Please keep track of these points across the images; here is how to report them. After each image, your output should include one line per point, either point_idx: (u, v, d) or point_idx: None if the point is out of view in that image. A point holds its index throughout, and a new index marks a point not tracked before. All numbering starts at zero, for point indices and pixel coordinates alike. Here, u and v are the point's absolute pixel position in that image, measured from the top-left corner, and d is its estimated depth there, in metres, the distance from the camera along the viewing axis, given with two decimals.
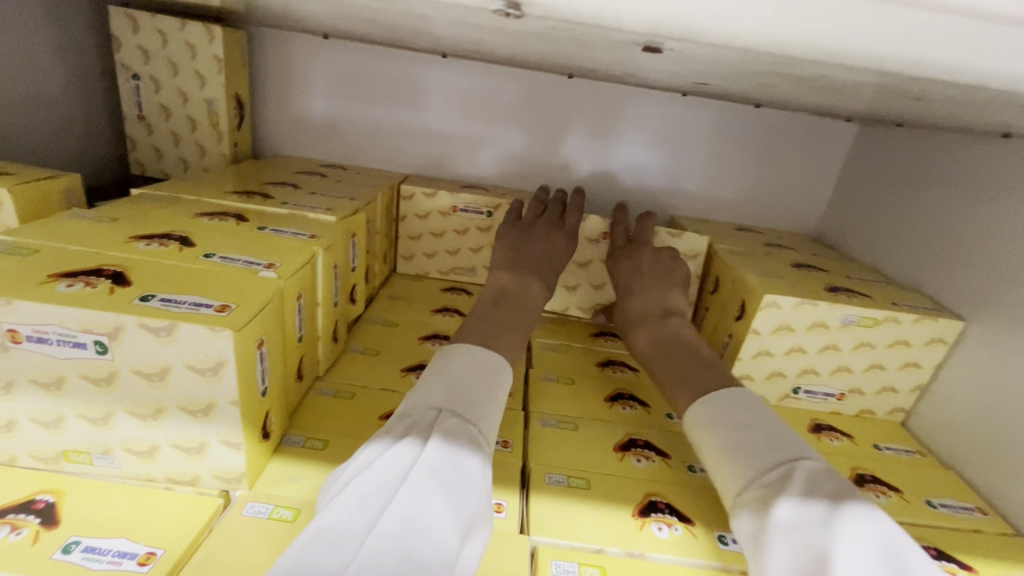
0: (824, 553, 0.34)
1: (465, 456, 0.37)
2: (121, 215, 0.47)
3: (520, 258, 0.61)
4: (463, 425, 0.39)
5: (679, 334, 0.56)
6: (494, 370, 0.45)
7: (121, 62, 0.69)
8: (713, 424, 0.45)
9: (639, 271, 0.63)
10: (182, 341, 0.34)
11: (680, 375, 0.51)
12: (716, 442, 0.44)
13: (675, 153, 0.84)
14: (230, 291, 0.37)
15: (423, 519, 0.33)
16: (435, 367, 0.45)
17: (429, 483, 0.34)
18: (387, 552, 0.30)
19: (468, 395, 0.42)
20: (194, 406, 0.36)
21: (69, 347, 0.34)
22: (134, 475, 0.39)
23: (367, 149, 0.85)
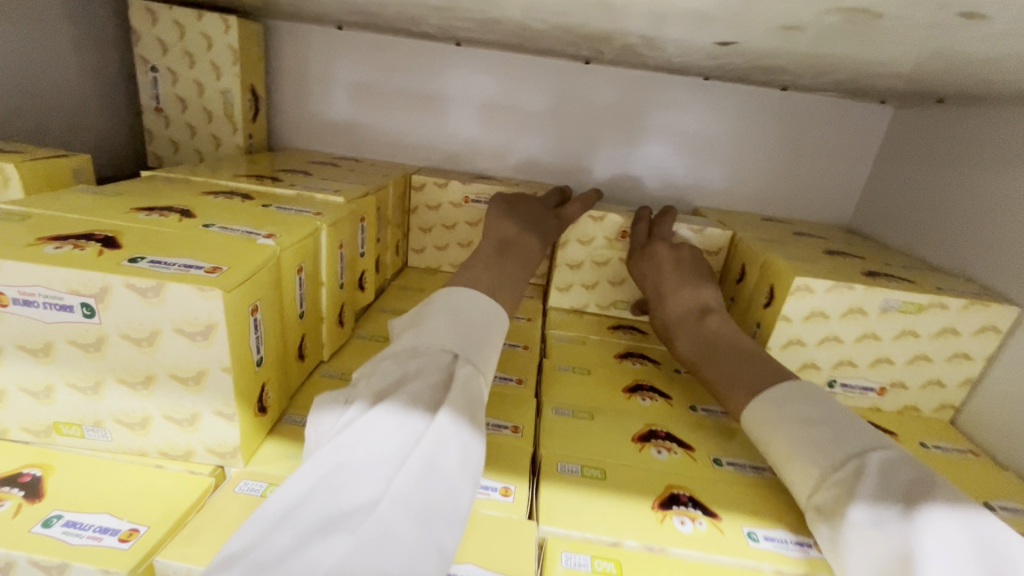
0: (907, 552, 0.31)
1: (477, 401, 0.38)
2: (124, 191, 0.47)
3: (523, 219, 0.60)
4: (474, 367, 0.40)
5: (718, 331, 0.52)
6: (497, 319, 0.46)
7: (139, 54, 0.69)
8: (770, 417, 0.42)
9: (664, 267, 0.59)
10: (171, 303, 0.32)
11: (723, 377, 0.48)
12: (774, 435, 0.41)
13: (697, 141, 0.81)
14: (224, 256, 0.36)
15: (445, 462, 0.32)
16: (443, 307, 0.45)
17: (454, 430, 0.34)
18: (411, 497, 0.30)
19: (475, 337, 0.43)
20: (184, 374, 0.34)
21: (56, 310, 0.32)
22: (127, 450, 0.37)
23: (380, 141, 0.84)
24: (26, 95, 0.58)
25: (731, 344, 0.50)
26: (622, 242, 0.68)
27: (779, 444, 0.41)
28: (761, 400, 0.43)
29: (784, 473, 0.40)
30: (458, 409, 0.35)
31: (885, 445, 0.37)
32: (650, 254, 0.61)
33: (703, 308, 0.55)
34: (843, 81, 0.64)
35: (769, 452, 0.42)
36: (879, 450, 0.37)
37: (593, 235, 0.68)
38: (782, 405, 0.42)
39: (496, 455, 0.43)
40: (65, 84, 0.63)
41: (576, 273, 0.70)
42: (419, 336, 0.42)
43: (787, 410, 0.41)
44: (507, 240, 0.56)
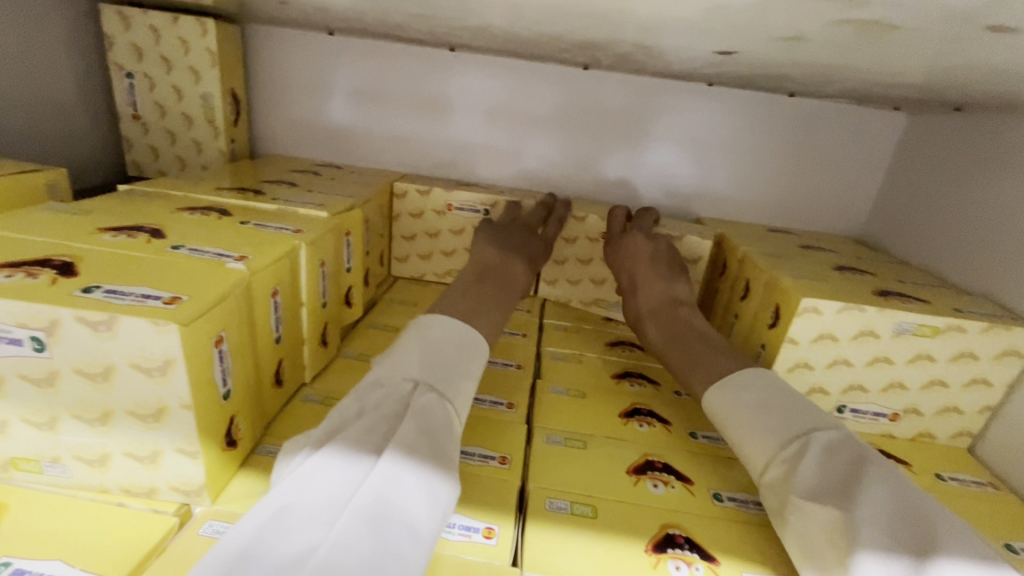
0: (847, 521, 0.34)
1: (440, 432, 0.37)
2: (95, 208, 0.45)
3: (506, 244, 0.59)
4: (439, 399, 0.38)
5: (684, 321, 0.54)
6: (477, 350, 0.44)
7: (114, 60, 0.69)
8: (727, 402, 0.43)
9: (640, 259, 0.60)
10: (124, 337, 0.30)
11: (690, 364, 0.49)
12: (730, 417, 0.43)
13: (700, 148, 0.78)
14: (187, 283, 0.34)
15: (395, 499, 0.31)
16: (413, 331, 0.44)
17: (405, 466, 0.33)
18: (359, 534, 0.29)
19: (446, 368, 0.41)
20: (143, 410, 0.32)
21: (4, 344, 0.30)
22: (87, 487, 0.35)
23: (373, 150, 0.82)
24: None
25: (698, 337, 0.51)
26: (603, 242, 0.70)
27: (734, 425, 0.42)
28: (718, 387, 0.45)
29: (739, 453, 0.42)
30: (410, 443, 0.34)
31: (830, 426, 0.39)
32: (628, 246, 0.61)
33: (673, 299, 0.56)
34: (854, 89, 0.61)
35: (726, 434, 0.43)
36: (824, 430, 0.39)
37: (576, 235, 0.70)
38: (740, 390, 0.43)
39: (481, 490, 0.41)
40: (40, 92, 0.62)
41: (561, 269, 0.72)
42: (387, 365, 0.41)
43: (743, 394, 0.43)
44: (487, 265, 0.55)
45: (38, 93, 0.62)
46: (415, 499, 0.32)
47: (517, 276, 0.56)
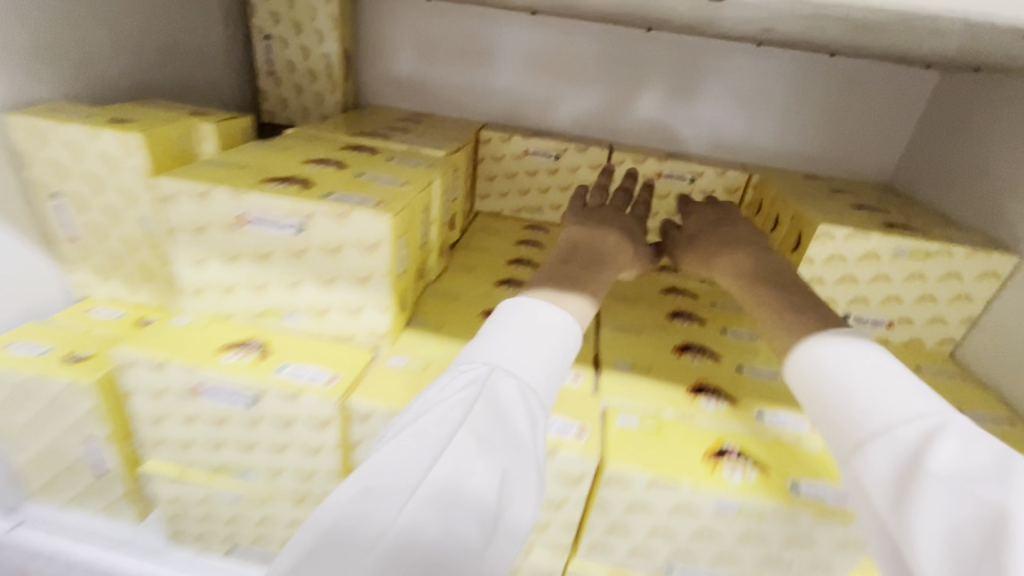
0: (999, 510, 0.29)
1: (513, 418, 0.37)
2: (288, 146, 0.62)
3: (592, 218, 0.61)
4: (514, 381, 0.39)
5: (772, 266, 0.54)
6: (567, 335, 0.44)
7: (257, 25, 0.85)
8: (826, 357, 0.42)
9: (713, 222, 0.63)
10: (355, 224, 0.47)
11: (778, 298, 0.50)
12: (832, 370, 0.41)
13: (745, 103, 0.88)
14: (382, 194, 0.50)
15: (464, 488, 0.32)
16: (498, 319, 0.44)
17: (475, 447, 0.34)
18: (429, 517, 0.30)
19: (526, 352, 0.41)
20: (358, 276, 0.49)
21: (278, 229, 0.48)
22: (312, 333, 0.53)
23: (456, 102, 0.96)
24: (170, 63, 0.76)
25: (776, 278, 0.52)
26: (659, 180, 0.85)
27: (824, 371, 0.41)
28: (812, 337, 0.44)
29: (832, 425, 0.39)
30: (483, 427, 0.35)
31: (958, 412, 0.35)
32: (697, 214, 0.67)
33: (762, 251, 0.56)
34: (885, 51, 0.70)
35: (814, 401, 0.41)
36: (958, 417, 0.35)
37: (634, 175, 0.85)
38: (836, 339, 0.42)
39: None
40: (196, 53, 0.80)
41: None
42: (470, 350, 0.42)
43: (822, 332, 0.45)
44: (575, 247, 0.56)
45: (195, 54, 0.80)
46: (483, 485, 0.33)
47: (605, 254, 0.55)
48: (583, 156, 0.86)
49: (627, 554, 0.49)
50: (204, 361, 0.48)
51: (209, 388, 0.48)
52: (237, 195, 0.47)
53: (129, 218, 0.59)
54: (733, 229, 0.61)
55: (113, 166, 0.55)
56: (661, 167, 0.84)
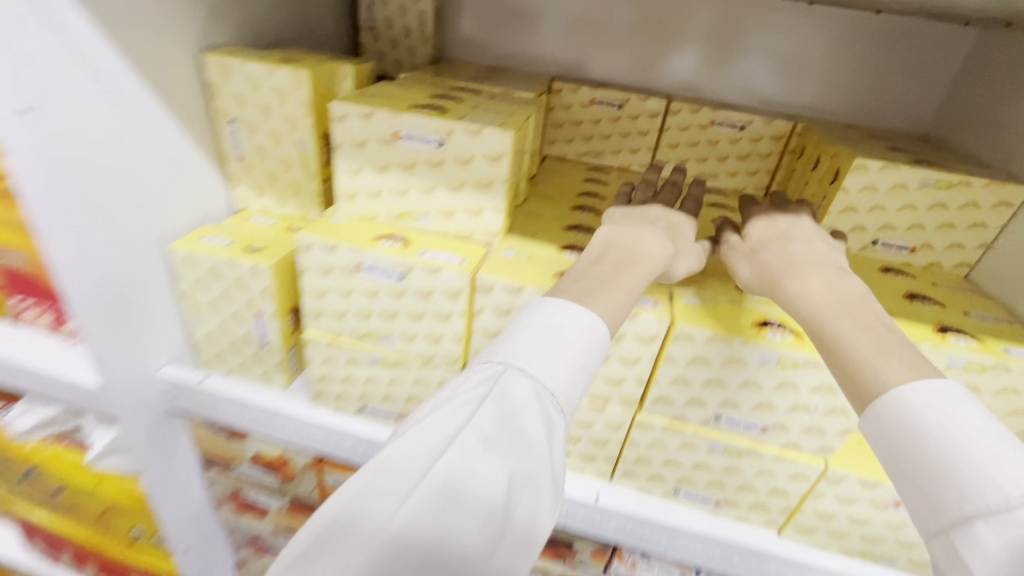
0: None
1: (520, 417, 0.44)
2: (410, 86, 0.75)
3: (633, 220, 0.62)
4: (526, 380, 0.46)
5: (853, 292, 0.52)
6: (595, 329, 0.50)
7: None
8: (932, 410, 0.42)
9: (775, 231, 0.61)
10: (485, 139, 0.61)
11: (860, 328, 0.49)
12: (937, 432, 0.41)
13: (793, 57, 0.97)
14: (500, 119, 0.64)
15: (463, 482, 0.40)
16: (522, 322, 0.51)
17: (479, 446, 0.42)
18: (429, 507, 0.39)
19: (539, 355, 0.47)
20: (482, 182, 0.63)
21: (423, 143, 0.62)
22: (438, 231, 0.67)
23: (527, 55, 1.07)
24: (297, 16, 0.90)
25: (848, 304, 0.51)
26: (711, 128, 0.95)
27: (928, 420, 0.42)
28: (896, 385, 0.44)
29: (922, 484, 0.41)
30: (488, 428, 0.43)
31: None
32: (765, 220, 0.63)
33: (836, 269, 0.55)
34: (926, 7, 0.79)
35: (896, 453, 0.43)
36: None
37: (689, 123, 0.96)
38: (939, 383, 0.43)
39: None
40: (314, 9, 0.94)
41: (674, 151, 0.98)
42: (491, 349, 0.49)
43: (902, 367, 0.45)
44: (610, 246, 0.59)
45: (313, 10, 0.94)
46: (483, 484, 0.41)
47: (642, 252, 0.57)
48: (643, 104, 0.97)
49: (685, 405, 0.63)
50: (365, 246, 0.64)
51: (368, 265, 0.64)
52: (394, 115, 0.62)
53: (287, 142, 0.73)
54: (803, 241, 0.59)
55: (282, 98, 0.70)
56: (713, 116, 0.95)
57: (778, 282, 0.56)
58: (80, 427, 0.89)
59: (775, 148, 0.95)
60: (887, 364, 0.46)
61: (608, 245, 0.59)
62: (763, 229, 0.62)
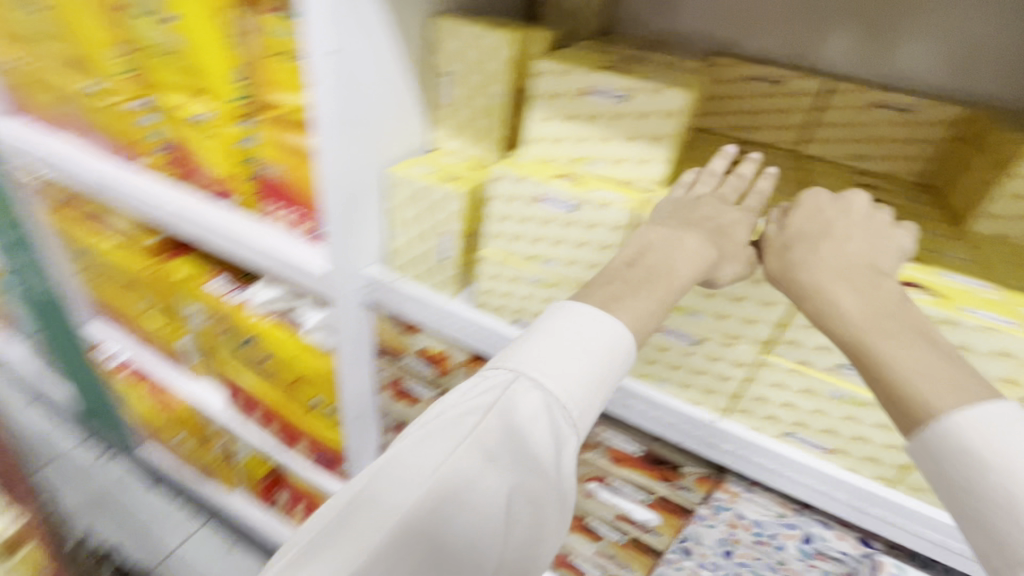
0: None
1: (522, 427, 0.58)
2: (592, 51, 0.87)
3: (674, 220, 0.68)
4: (532, 393, 0.59)
5: (887, 299, 0.56)
6: (625, 343, 0.61)
7: None
8: (995, 447, 0.44)
9: (819, 230, 0.63)
10: (663, 97, 0.72)
11: (886, 334, 0.53)
12: (1004, 467, 0.44)
13: (978, 41, 0.93)
14: (676, 82, 0.75)
15: (467, 486, 0.57)
16: (539, 330, 0.62)
17: (480, 458, 0.58)
18: (436, 504, 0.55)
19: (544, 367, 0.60)
20: (654, 135, 0.74)
21: (608, 98, 0.75)
22: (607, 175, 0.79)
23: (684, 30, 1.13)
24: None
25: (890, 323, 0.54)
26: (872, 109, 0.96)
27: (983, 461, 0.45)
28: (957, 427, 0.46)
29: (982, 516, 0.45)
30: (492, 440, 0.58)
31: None
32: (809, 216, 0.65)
33: (868, 273, 0.58)
34: None
35: (955, 487, 0.46)
36: None
37: (849, 102, 0.97)
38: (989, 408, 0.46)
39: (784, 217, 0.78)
40: None
41: (829, 131, 0.99)
42: (500, 360, 0.62)
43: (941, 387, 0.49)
44: (649, 247, 0.66)
45: None
46: (484, 489, 0.58)
47: (679, 258, 0.64)
48: (800, 82, 1.00)
49: (813, 349, 0.71)
50: (547, 181, 0.78)
51: (547, 197, 0.78)
52: (587, 73, 0.75)
53: (484, 95, 0.89)
54: (842, 233, 0.61)
55: (490, 56, 0.86)
56: (876, 98, 0.95)
57: (803, 290, 0.59)
58: (295, 309, 1.17)
59: (942, 134, 0.93)
60: (930, 387, 0.49)
61: (647, 247, 0.67)
62: (806, 219, 0.64)
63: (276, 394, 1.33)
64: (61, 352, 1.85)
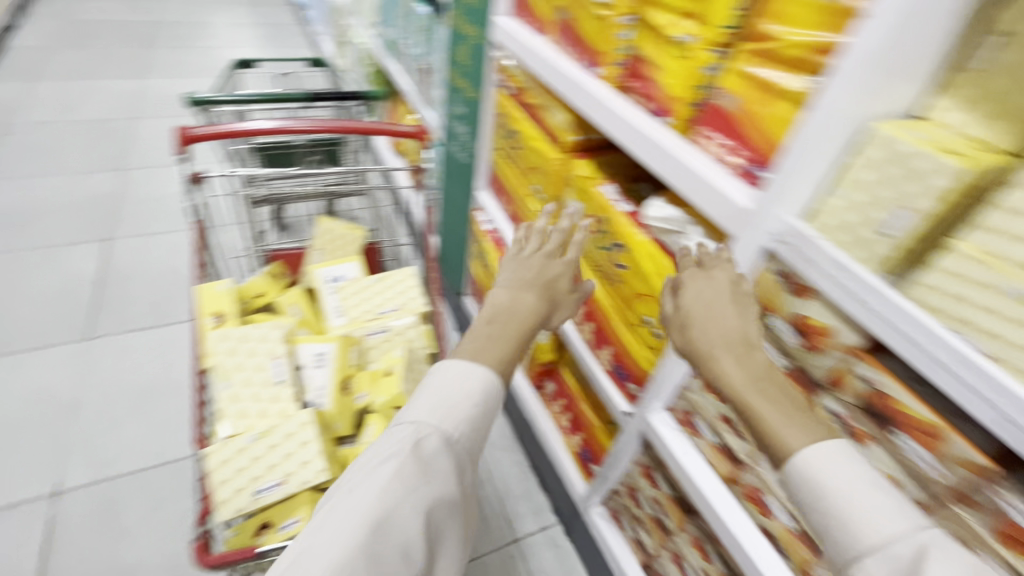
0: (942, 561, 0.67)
1: (428, 451, 1.03)
2: None
3: (509, 286, 1.25)
4: (434, 430, 1.06)
5: (758, 364, 0.87)
6: (490, 388, 1.11)
7: None
8: (820, 461, 0.78)
9: (703, 294, 0.96)
10: None
11: (771, 402, 0.84)
12: (834, 483, 0.77)
13: None
14: None
15: (390, 520, 0.94)
16: (425, 393, 1.11)
17: (404, 483, 0.97)
18: (368, 534, 0.91)
19: (440, 416, 1.06)
20: None
21: None
22: None
23: None
24: None
25: (750, 369, 0.87)
26: None
27: (823, 491, 0.77)
28: (807, 450, 0.79)
29: (836, 515, 0.76)
30: (414, 475, 0.98)
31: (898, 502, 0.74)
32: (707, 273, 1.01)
33: (742, 343, 0.89)
34: None
35: (809, 491, 0.79)
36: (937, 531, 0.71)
37: None
38: (820, 443, 0.80)
39: None
40: None
41: None
42: (402, 424, 1.07)
43: (794, 431, 0.81)
44: (499, 310, 1.21)
45: None
46: (408, 515, 0.96)
47: (521, 310, 1.21)
48: None
49: None
50: None
51: None
52: None
53: None
54: (720, 311, 0.94)
55: None
56: None
57: (688, 325, 0.96)
58: (684, 232, 1.19)
59: None
60: (790, 431, 0.81)
61: (506, 302, 1.21)
62: (698, 296, 0.97)
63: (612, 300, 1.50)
64: (450, 206, 2.41)
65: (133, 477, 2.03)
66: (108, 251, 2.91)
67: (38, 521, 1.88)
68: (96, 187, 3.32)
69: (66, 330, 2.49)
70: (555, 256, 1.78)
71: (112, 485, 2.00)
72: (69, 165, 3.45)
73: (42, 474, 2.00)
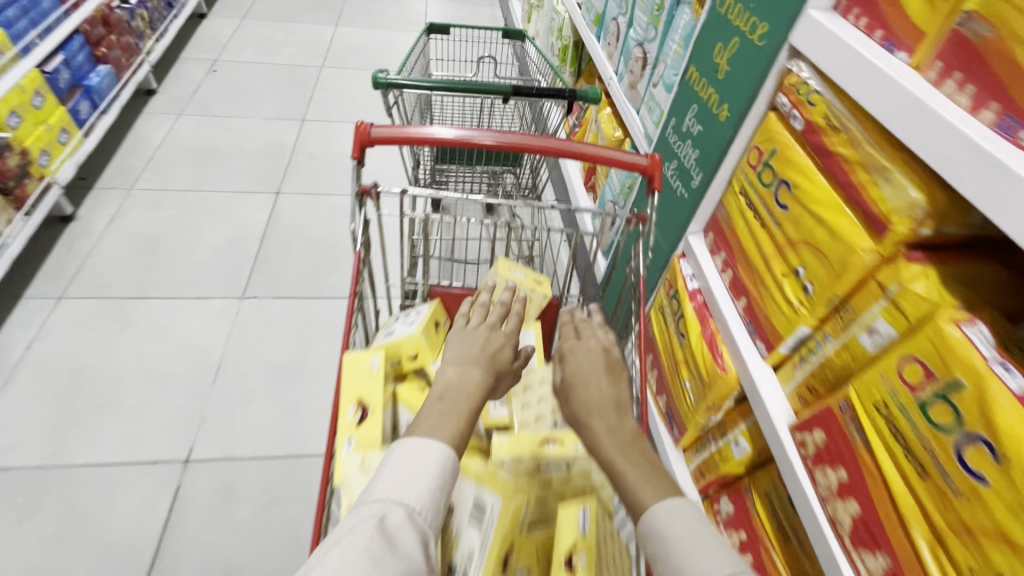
0: None
1: (398, 527, 0.81)
2: None
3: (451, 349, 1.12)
4: (402, 506, 0.85)
5: (627, 434, 1.05)
6: (449, 462, 0.91)
7: None
8: (671, 512, 0.92)
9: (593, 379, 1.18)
10: None
11: (628, 437, 1.05)
12: (671, 523, 0.91)
13: None
14: None
15: None
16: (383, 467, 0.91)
17: (371, 558, 0.74)
18: None
19: (406, 488, 0.86)
20: None
21: None
22: None
23: None
24: None
25: (618, 439, 1.04)
26: None
27: (669, 542, 0.89)
28: (660, 504, 0.93)
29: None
30: (378, 550, 0.76)
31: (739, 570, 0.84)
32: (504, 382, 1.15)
33: (612, 409, 1.08)
34: None
35: (654, 537, 0.91)
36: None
37: None
38: (671, 502, 0.93)
39: None
40: None
41: None
42: (363, 506, 0.85)
43: (646, 490, 0.95)
44: (445, 387, 1.02)
45: None
46: None
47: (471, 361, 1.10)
48: None
49: None
50: None
51: None
52: None
53: None
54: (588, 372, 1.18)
55: None
56: None
57: (582, 425, 1.09)
58: None
59: None
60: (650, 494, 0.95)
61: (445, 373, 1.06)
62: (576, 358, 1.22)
63: (923, 502, 0.92)
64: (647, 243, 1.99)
65: (253, 463, 1.96)
66: (276, 206, 2.91)
67: (165, 486, 1.88)
68: (277, 135, 3.37)
69: (226, 283, 2.51)
70: (807, 375, 1.22)
71: (234, 466, 1.94)
72: (263, 109, 3.56)
73: (178, 435, 2.00)
